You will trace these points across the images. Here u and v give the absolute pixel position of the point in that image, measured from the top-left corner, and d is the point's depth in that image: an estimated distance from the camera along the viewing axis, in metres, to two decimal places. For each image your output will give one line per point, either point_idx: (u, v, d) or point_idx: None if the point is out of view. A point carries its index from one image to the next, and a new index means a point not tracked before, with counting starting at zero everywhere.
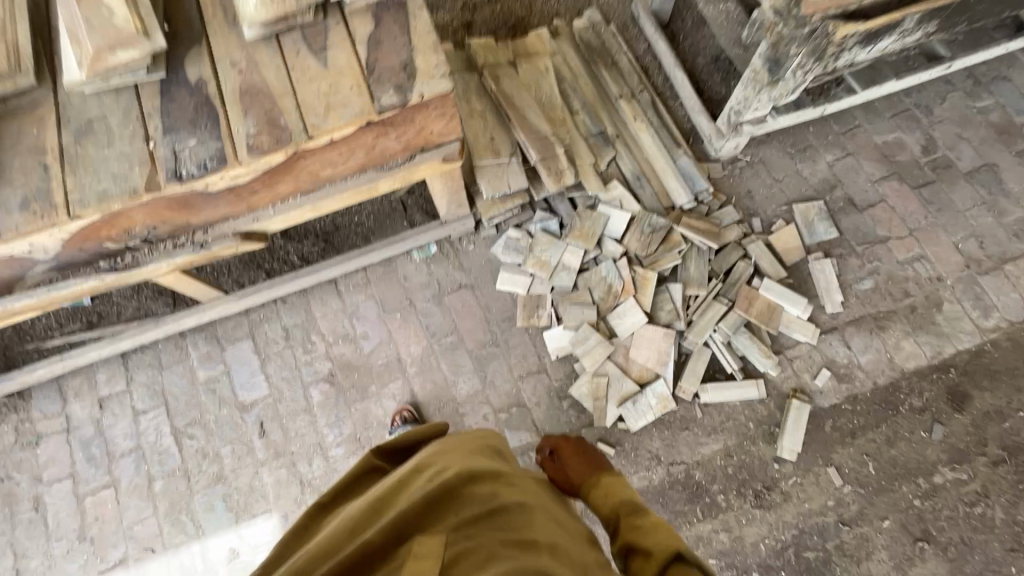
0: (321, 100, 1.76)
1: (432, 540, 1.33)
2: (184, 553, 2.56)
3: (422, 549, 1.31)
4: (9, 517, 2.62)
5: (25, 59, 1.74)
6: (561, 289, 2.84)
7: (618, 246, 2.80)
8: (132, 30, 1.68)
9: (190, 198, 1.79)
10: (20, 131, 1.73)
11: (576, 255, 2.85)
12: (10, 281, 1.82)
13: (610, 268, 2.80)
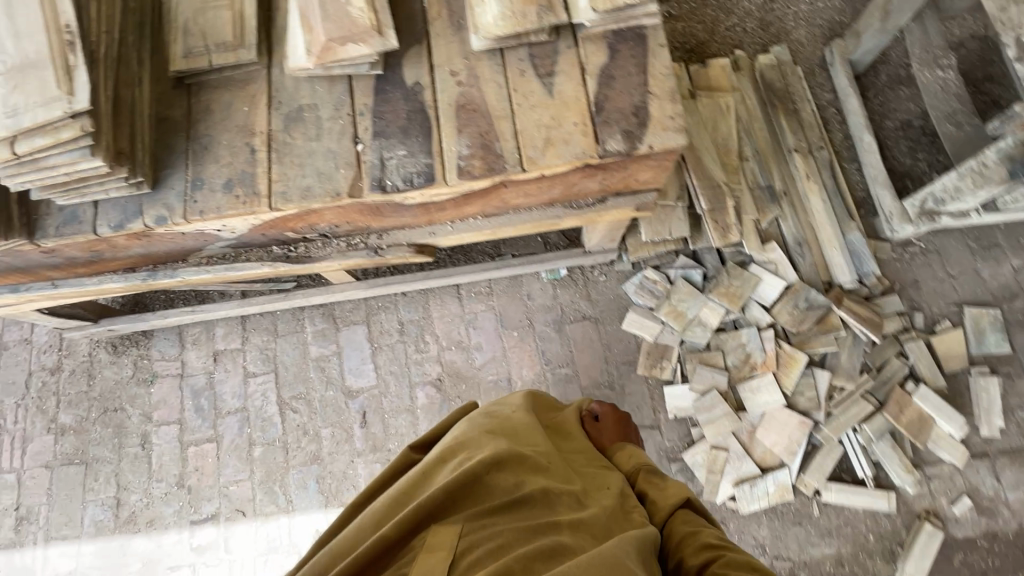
0: (541, 132, 1.63)
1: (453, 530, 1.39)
2: (272, 525, 2.59)
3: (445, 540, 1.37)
4: (117, 448, 2.69)
5: (249, 33, 1.67)
6: (692, 346, 2.68)
7: (765, 315, 2.62)
8: (366, 25, 1.58)
9: (382, 207, 1.71)
10: (233, 106, 1.68)
11: (716, 313, 2.66)
12: (188, 251, 1.80)
13: (752, 336, 2.61)
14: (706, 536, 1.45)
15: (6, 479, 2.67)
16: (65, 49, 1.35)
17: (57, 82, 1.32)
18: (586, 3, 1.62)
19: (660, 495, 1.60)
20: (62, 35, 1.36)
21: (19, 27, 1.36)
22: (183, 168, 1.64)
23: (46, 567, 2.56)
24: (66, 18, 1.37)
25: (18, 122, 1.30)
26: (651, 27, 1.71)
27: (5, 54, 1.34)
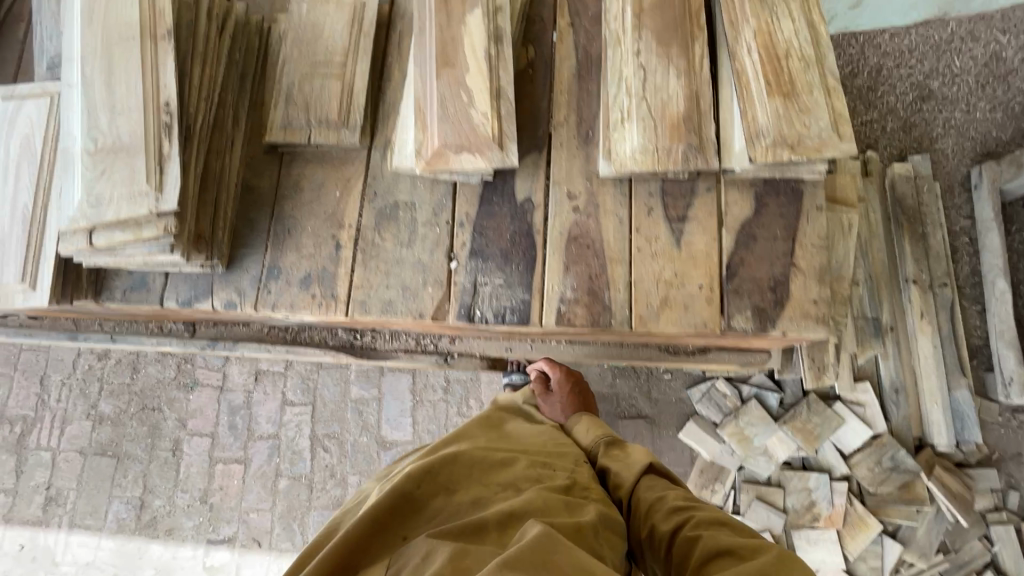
0: (659, 290, 1.43)
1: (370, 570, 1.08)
2: (286, 562, 2.55)
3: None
4: (149, 449, 2.67)
5: (356, 112, 1.50)
6: (751, 476, 2.47)
7: (842, 464, 2.38)
8: (487, 137, 1.39)
9: (464, 326, 1.54)
10: (325, 189, 1.53)
11: (787, 447, 2.43)
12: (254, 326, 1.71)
13: (821, 483, 2.38)
14: (675, 501, 1.24)
15: (40, 457, 2.68)
16: (160, 133, 1.21)
17: (147, 174, 1.18)
18: (744, 148, 1.40)
19: (618, 467, 1.35)
20: (160, 117, 1.22)
21: (117, 101, 1.22)
22: (261, 251, 1.51)
23: (67, 553, 2.59)
24: (167, 97, 1.23)
25: (99, 214, 1.17)
26: (810, 184, 1.46)
27: (97, 131, 1.21)
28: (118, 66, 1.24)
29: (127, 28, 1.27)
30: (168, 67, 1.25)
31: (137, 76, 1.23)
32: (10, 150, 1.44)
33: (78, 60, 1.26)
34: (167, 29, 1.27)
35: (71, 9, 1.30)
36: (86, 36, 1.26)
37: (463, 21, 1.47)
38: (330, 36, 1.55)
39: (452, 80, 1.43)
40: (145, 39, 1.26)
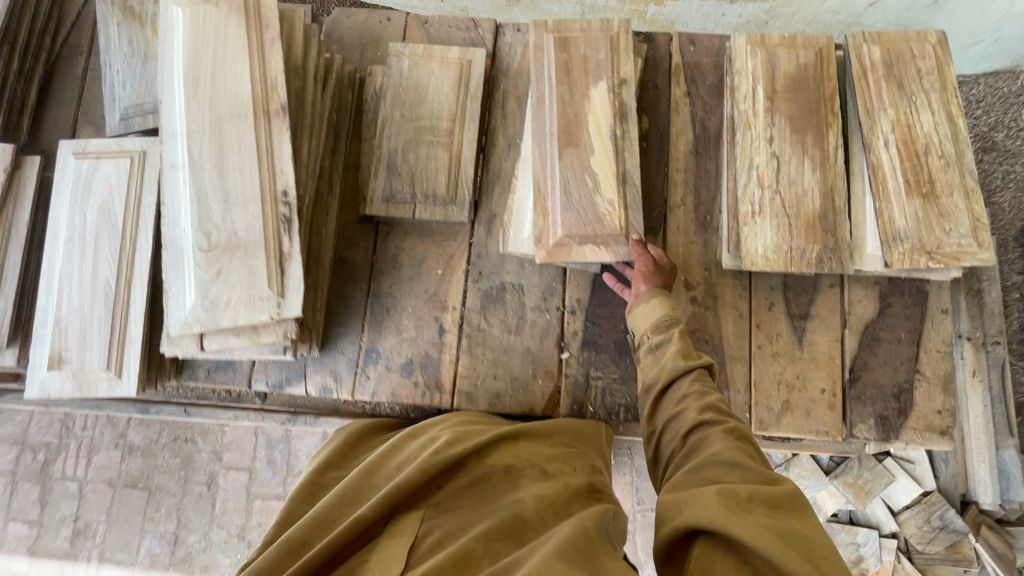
0: (781, 394, 1.37)
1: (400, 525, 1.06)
2: None
3: (390, 551, 1.02)
4: (181, 482, 2.55)
5: (464, 186, 1.40)
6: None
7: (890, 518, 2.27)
8: (615, 228, 1.31)
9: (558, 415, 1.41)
10: (426, 266, 1.43)
11: (835, 499, 2.32)
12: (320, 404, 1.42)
13: (868, 539, 2.29)
14: (715, 400, 1.14)
15: (66, 487, 2.55)
16: (279, 228, 1.10)
17: (268, 276, 1.08)
18: (879, 251, 1.34)
19: (676, 351, 1.22)
20: (277, 209, 1.11)
21: (230, 188, 1.10)
22: (359, 331, 1.41)
23: None
24: (285, 185, 1.12)
25: (215, 321, 1.06)
26: (936, 285, 1.41)
27: (209, 222, 1.09)
28: (229, 148, 1.12)
29: (237, 103, 1.14)
30: (285, 151, 1.13)
31: (252, 161, 1.12)
32: (86, 216, 1.30)
33: (183, 137, 1.13)
34: (282, 105, 1.15)
35: (171, 76, 1.16)
36: (192, 110, 1.14)
37: (586, 94, 1.37)
38: (436, 99, 1.43)
39: (575, 162, 1.33)
40: (259, 117, 1.14)
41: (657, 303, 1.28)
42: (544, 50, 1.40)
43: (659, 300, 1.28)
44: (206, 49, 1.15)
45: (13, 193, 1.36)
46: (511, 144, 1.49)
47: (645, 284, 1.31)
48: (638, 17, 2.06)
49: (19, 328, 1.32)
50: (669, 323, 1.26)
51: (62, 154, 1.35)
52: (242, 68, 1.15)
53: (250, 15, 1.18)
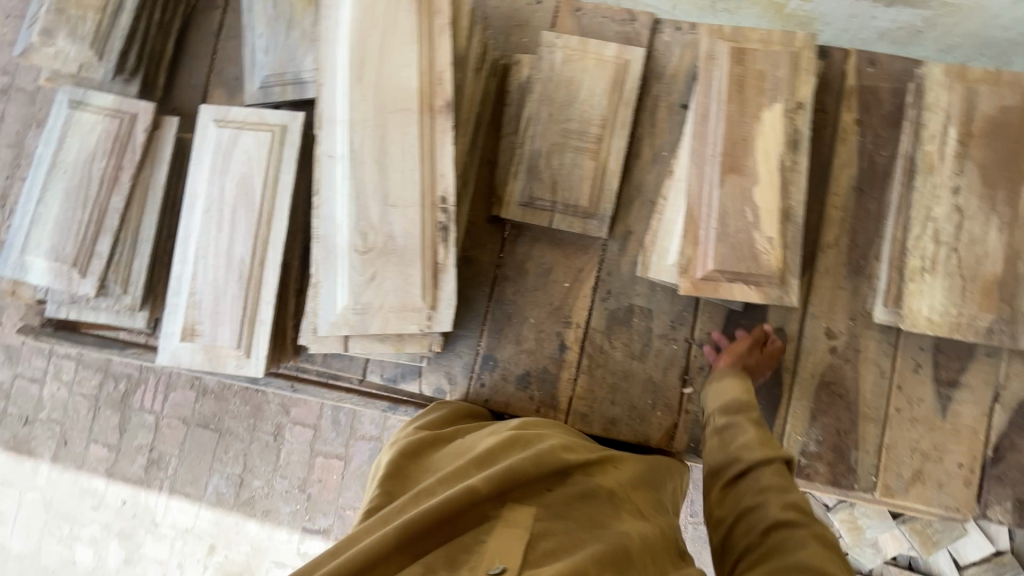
0: (913, 462, 1.29)
1: (513, 514, 0.96)
2: None
3: (506, 539, 0.92)
4: (250, 430, 2.61)
5: (607, 200, 1.32)
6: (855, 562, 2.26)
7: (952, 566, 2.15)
8: (771, 268, 1.21)
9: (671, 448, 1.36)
10: (553, 276, 1.38)
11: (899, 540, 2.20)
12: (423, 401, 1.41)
13: None
14: (797, 497, 1.03)
15: (143, 419, 2.65)
16: (435, 237, 1.09)
17: (421, 287, 1.08)
18: None
19: (749, 437, 1.14)
20: (435, 216, 1.09)
21: (389, 188, 1.08)
22: (477, 336, 1.38)
23: (166, 516, 2.59)
24: (443, 192, 1.10)
25: (364, 326, 1.08)
26: None
27: (366, 223, 1.08)
28: (391, 144, 1.08)
29: (402, 94, 1.09)
30: (447, 154, 1.09)
31: (413, 161, 1.08)
32: (224, 189, 1.28)
33: (345, 127, 1.09)
34: (447, 103, 1.09)
35: (334, 57, 1.11)
36: (355, 98, 1.09)
37: (758, 116, 1.25)
38: (587, 101, 1.34)
39: (736, 191, 1.23)
40: (423, 113, 1.08)
41: (734, 379, 1.23)
42: (716, 60, 1.28)
43: (741, 381, 1.23)
44: (374, 32, 1.09)
45: (151, 155, 1.34)
46: (657, 157, 1.40)
47: (730, 363, 1.27)
48: (776, 12, 1.80)
49: (151, 292, 1.34)
50: (742, 405, 1.20)
51: (202, 120, 1.31)
52: (410, 56, 1.08)
53: None
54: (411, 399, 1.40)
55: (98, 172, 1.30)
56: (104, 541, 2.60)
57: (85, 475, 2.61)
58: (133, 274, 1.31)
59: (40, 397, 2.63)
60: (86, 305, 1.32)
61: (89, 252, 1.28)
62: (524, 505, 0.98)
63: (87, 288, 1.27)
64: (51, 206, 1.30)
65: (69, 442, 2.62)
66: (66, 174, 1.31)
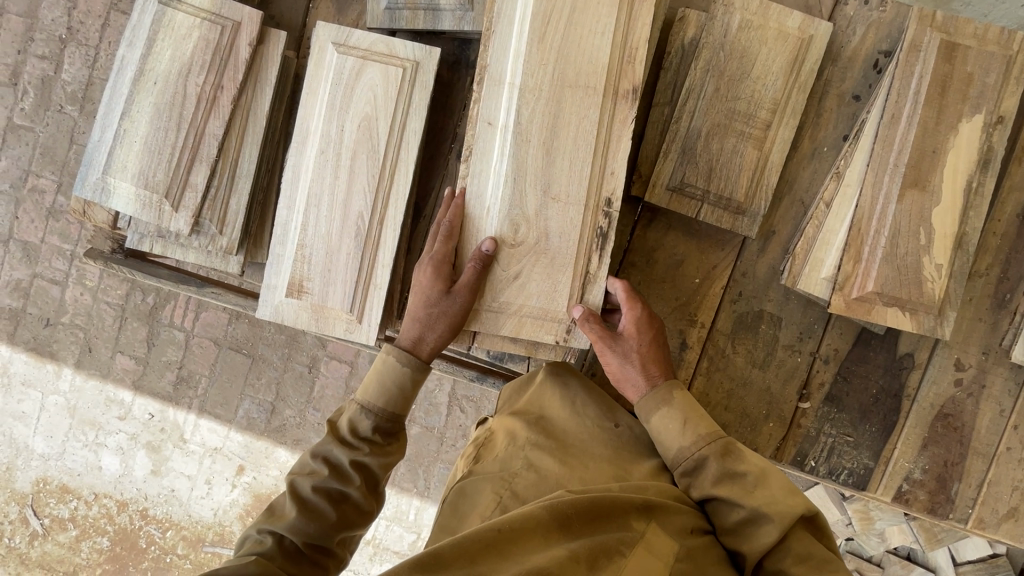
0: (1013, 501, 1.29)
1: (659, 539, 0.81)
2: (401, 502, 1.89)
3: (647, 563, 0.77)
4: (284, 358, 2.04)
5: (763, 196, 1.19)
6: (856, 550, 1.85)
7: (949, 565, 1.81)
8: (933, 297, 1.14)
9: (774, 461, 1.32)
10: (683, 270, 1.28)
11: (905, 535, 1.80)
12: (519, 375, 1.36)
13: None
14: None
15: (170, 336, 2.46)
16: (591, 241, 1.03)
17: (568, 295, 1.04)
18: None
19: (744, 511, 0.87)
20: (596, 220, 1.03)
21: (553, 177, 1.01)
22: None
23: (195, 434, 2.16)
24: (609, 193, 1.02)
25: (497, 324, 1.05)
26: None
27: (521, 212, 1.01)
28: (565, 126, 1.00)
29: (589, 71, 0.99)
30: (621, 151, 1.01)
31: (586, 150, 1.00)
32: (343, 131, 1.12)
33: (515, 93, 1.00)
34: (635, 88, 1.00)
35: (515, 8, 1.01)
36: (533, 63, 0.99)
37: (955, 127, 1.11)
38: (761, 78, 1.17)
39: (914, 210, 1.12)
40: (607, 96, 1.00)
41: (661, 430, 0.97)
42: (921, 53, 1.12)
43: (658, 419, 0.97)
44: None
45: (253, 75, 1.14)
46: (815, 153, 1.25)
47: (640, 385, 1.01)
48: None
49: (246, 235, 1.19)
50: (698, 460, 0.93)
51: (320, 41, 1.13)
52: (606, 27, 0.98)
53: None
54: (502, 371, 1.37)
55: (194, 90, 1.12)
56: (130, 451, 2.22)
57: (111, 385, 2.16)
58: (230, 214, 1.15)
59: (61, 298, 2.08)
60: (174, 242, 1.19)
61: (182, 184, 1.13)
62: (668, 533, 0.83)
63: (180, 224, 1.14)
64: (138, 124, 1.13)
65: (93, 349, 2.13)
66: (155, 87, 1.12)
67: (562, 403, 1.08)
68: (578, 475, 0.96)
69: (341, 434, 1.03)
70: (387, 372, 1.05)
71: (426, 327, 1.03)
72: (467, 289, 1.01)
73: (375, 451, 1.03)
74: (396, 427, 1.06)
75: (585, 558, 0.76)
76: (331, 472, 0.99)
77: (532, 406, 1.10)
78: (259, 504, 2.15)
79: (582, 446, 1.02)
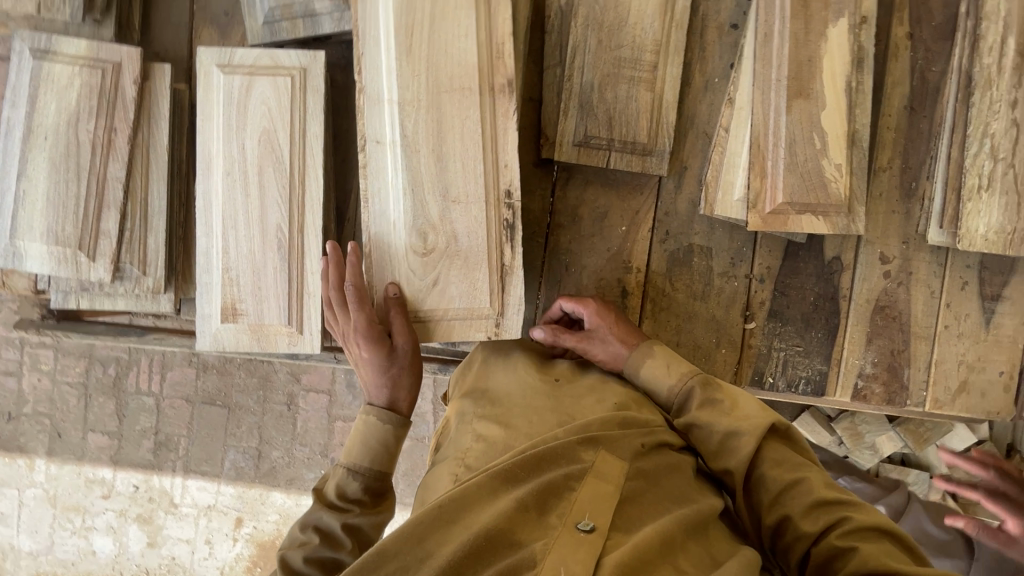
0: (960, 374, 1.35)
1: (609, 465, 0.78)
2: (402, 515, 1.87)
3: (598, 492, 0.75)
4: (261, 402, 2.02)
5: (665, 134, 1.24)
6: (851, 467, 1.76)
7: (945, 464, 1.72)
8: (839, 196, 1.19)
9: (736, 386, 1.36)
10: (608, 221, 1.31)
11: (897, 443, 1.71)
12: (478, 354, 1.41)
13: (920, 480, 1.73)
14: (810, 484, 0.86)
15: None
16: (501, 235, 0.98)
17: (489, 291, 0.98)
18: None
19: (723, 429, 0.92)
20: (500, 213, 0.97)
21: (449, 180, 0.96)
22: (535, 288, 1.32)
23: (185, 496, 2.11)
24: (508, 184, 0.97)
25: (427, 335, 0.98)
26: None
27: (425, 220, 0.96)
28: (450, 130, 0.95)
29: (461, 71, 0.94)
30: (511, 142, 0.96)
31: (476, 149, 0.95)
32: (245, 149, 1.13)
33: (395, 110, 0.94)
34: (510, 81, 0.95)
35: (376, 24, 0.94)
36: (406, 76, 0.93)
37: (823, 34, 1.17)
38: (638, 24, 1.22)
39: (803, 117, 1.18)
40: (485, 93, 0.95)
41: (647, 380, 1.05)
42: None
43: (648, 369, 1.05)
44: (423, 4, 0.93)
45: (145, 111, 1.14)
46: (708, 85, 1.30)
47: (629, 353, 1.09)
48: None
49: (172, 272, 1.19)
50: (685, 396, 1.00)
51: (204, 66, 1.13)
52: (467, 28, 0.94)
53: None
54: (460, 357, 1.39)
55: (87, 136, 1.11)
56: (121, 528, 2.16)
57: (89, 466, 2.11)
58: (150, 253, 1.16)
59: (18, 388, 2.03)
60: (100, 292, 1.18)
61: (94, 233, 1.13)
62: (614, 453, 0.80)
63: (100, 273, 1.13)
64: (36, 182, 1.11)
65: (63, 434, 2.07)
66: (46, 142, 1.11)
67: (513, 370, 1.07)
68: (523, 429, 0.93)
69: (329, 500, 0.91)
70: (367, 432, 0.95)
71: (393, 387, 0.96)
72: (404, 334, 0.95)
73: (365, 511, 0.92)
74: (384, 487, 0.95)
75: (532, 503, 0.73)
76: (322, 540, 0.87)
77: (484, 380, 1.08)
78: (264, 551, 2.11)
79: (528, 402, 0.98)
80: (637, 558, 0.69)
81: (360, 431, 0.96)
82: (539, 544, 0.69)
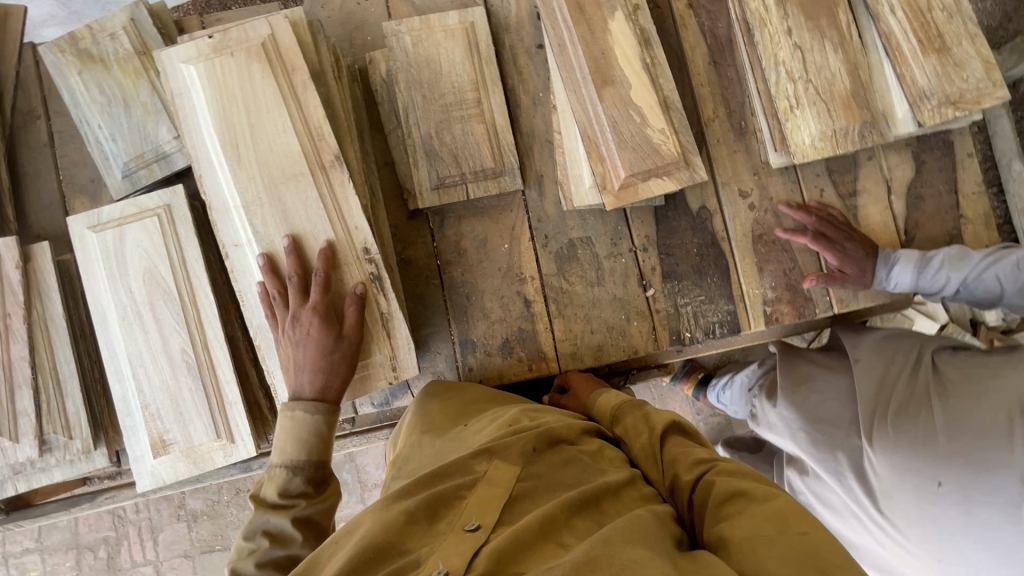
0: None
1: (501, 472, 0.87)
2: None
3: (487, 494, 0.83)
4: None
5: (509, 153, 1.37)
6: None
7: None
8: (673, 154, 1.31)
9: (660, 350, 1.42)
10: (491, 244, 1.41)
11: None
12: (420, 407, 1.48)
13: None
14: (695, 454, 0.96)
15: None
16: (371, 287, 1.14)
17: (375, 343, 1.15)
18: (908, 112, 1.37)
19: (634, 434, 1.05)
20: (364, 269, 1.13)
21: (307, 255, 1.11)
22: (447, 327, 1.39)
23: None
24: (363, 242, 1.13)
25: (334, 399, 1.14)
26: (958, 133, 1.47)
27: None
28: (295, 213, 1.11)
29: (289, 162, 1.10)
30: (353, 206, 1.12)
31: (322, 221, 1.11)
32: (133, 292, 1.21)
33: (241, 213, 1.10)
34: (336, 156, 1.11)
35: (206, 149, 1.11)
36: (242, 181, 1.10)
37: (606, 28, 1.33)
38: (452, 72, 1.36)
39: (616, 99, 1.31)
40: (316, 173, 1.11)
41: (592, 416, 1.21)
42: None
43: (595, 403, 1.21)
44: (239, 116, 1.09)
45: (35, 289, 1.22)
46: (536, 100, 1.44)
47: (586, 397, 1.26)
48: None
49: (99, 427, 1.24)
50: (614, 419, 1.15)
51: (77, 232, 1.22)
52: (284, 125, 1.10)
53: (266, 41, 1.10)
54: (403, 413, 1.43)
55: None
56: None
57: None
58: (72, 417, 1.20)
59: None
60: (33, 470, 1.21)
61: (12, 414, 1.18)
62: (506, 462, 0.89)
63: (28, 450, 1.17)
64: None
65: None
66: None
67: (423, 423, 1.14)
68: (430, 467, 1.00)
69: (271, 503, 1.02)
70: (297, 428, 1.06)
71: (327, 373, 1.07)
72: (354, 326, 1.10)
73: (308, 504, 1.03)
74: (325, 475, 1.07)
75: (423, 516, 0.80)
76: (272, 541, 0.99)
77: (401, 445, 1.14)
78: None
79: (439, 445, 1.05)
80: (516, 540, 0.73)
81: (287, 432, 1.06)
82: (425, 548, 0.75)
